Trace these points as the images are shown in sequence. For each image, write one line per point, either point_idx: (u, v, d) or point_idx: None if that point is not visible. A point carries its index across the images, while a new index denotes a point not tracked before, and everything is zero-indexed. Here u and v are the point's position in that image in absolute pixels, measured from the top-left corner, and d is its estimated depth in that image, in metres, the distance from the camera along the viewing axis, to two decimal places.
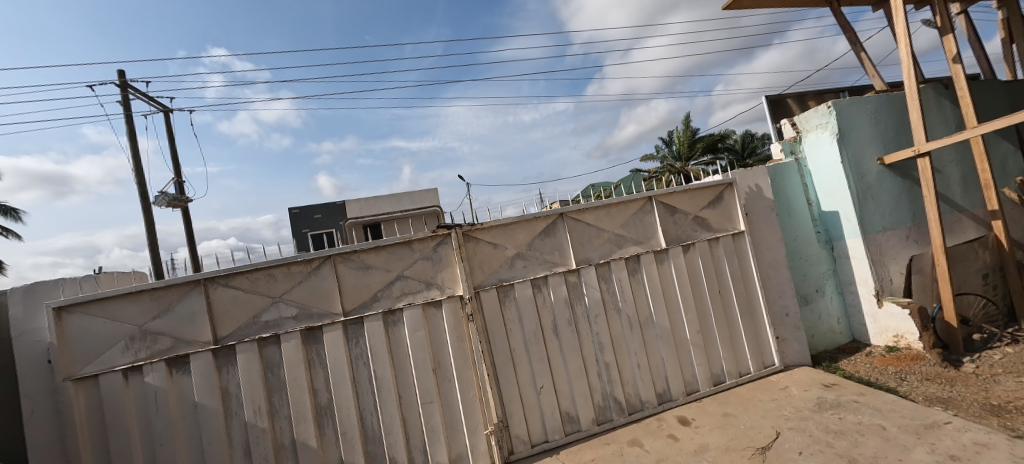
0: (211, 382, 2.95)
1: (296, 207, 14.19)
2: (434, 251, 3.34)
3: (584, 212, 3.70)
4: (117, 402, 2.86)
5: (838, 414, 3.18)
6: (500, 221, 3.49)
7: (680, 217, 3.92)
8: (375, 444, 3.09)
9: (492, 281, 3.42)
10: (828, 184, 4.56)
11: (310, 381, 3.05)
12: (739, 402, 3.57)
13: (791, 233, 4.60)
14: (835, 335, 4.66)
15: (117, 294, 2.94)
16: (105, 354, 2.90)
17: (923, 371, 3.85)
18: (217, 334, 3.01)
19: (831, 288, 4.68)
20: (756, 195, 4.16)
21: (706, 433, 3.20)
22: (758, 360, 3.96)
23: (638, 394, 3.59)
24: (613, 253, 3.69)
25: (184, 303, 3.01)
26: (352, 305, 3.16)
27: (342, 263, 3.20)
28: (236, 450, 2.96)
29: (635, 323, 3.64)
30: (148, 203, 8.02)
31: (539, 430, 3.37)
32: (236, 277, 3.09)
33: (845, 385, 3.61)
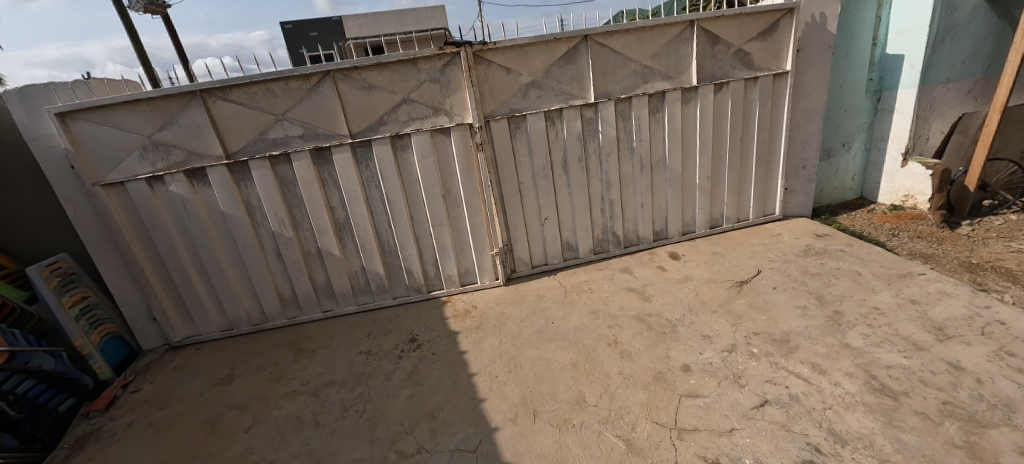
0: (232, 193, 3.09)
1: (287, 23, 12.74)
2: (441, 73, 3.06)
3: (611, 37, 3.23)
4: (150, 206, 3.06)
5: (821, 260, 3.40)
6: (516, 41, 3.08)
7: (720, 50, 3.44)
8: (392, 256, 3.43)
9: (504, 111, 3.23)
10: (906, 19, 3.85)
11: (326, 199, 3.20)
12: (730, 243, 3.79)
13: (840, 78, 4.11)
14: (845, 190, 4.64)
15: (114, 102, 2.84)
16: (124, 162, 2.97)
17: (918, 229, 3.95)
18: (227, 150, 3.02)
19: (860, 143, 4.44)
20: (817, 27, 3.55)
21: (692, 267, 3.49)
22: (760, 209, 4.04)
23: (636, 231, 3.79)
24: (636, 88, 3.37)
25: (186, 116, 2.92)
26: (359, 128, 3.06)
27: (344, 81, 2.97)
28: (268, 253, 3.31)
29: (647, 165, 3.58)
30: (122, 5, 7.17)
31: (540, 254, 3.68)
32: (232, 90, 2.91)
33: (837, 236, 3.76)
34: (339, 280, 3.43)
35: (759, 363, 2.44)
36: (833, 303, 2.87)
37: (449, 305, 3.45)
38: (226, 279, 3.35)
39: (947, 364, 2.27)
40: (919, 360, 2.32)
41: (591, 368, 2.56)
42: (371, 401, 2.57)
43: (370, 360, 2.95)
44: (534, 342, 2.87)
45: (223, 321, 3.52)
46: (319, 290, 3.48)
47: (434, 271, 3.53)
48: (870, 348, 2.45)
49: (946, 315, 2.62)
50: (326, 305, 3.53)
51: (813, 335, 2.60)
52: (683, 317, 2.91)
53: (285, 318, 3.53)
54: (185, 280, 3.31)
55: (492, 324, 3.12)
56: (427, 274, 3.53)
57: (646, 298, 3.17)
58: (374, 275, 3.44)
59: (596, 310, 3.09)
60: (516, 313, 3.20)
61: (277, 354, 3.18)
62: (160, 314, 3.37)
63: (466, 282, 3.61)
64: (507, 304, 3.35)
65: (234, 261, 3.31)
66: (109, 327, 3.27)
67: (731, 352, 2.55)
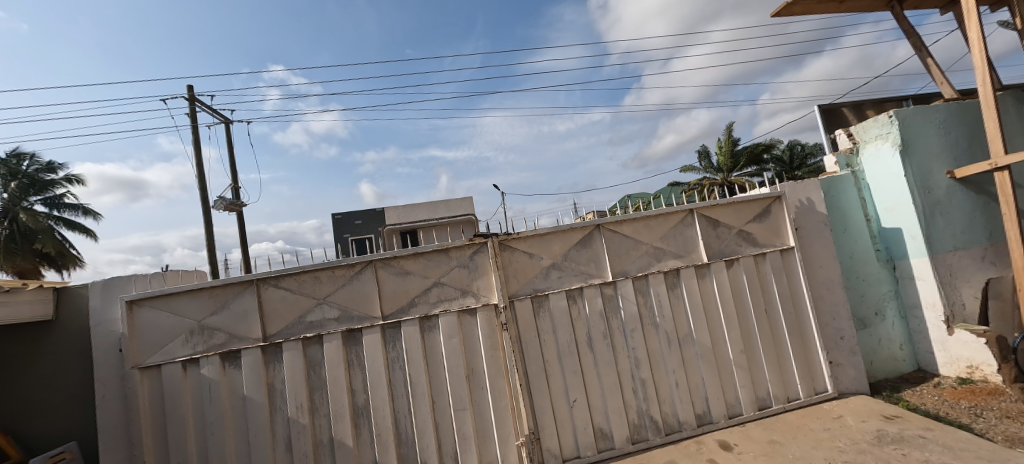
0: (259, 376, 3.11)
1: (338, 214, 14.88)
2: (470, 259, 3.39)
3: (621, 224, 3.63)
4: (176, 392, 3.07)
5: (901, 449, 2.92)
6: (536, 230, 3.49)
7: (723, 231, 3.77)
8: (409, 447, 3.14)
9: (527, 291, 3.42)
10: (889, 199, 4.25)
11: (349, 382, 3.16)
12: (786, 429, 3.35)
13: (846, 249, 4.31)
14: (897, 362, 4.29)
15: (180, 291, 3.18)
16: (167, 345, 3.14)
17: (1003, 407, 3.46)
18: (266, 332, 3.18)
19: (893, 311, 4.33)
20: (808, 209, 3.93)
21: (749, 460, 3.02)
22: (809, 386, 3.70)
23: (675, 413, 3.46)
24: (651, 266, 3.59)
25: (237, 301, 3.21)
26: (390, 309, 3.25)
27: (383, 268, 3.31)
28: (278, 443, 3.10)
29: (674, 340, 3.51)
30: (207, 206, 8.67)
31: (571, 444, 3.30)
32: (284, 278, 3.26)
33: (909, 418, 3.30)
34: None
35: None
36: None
37: None
38: None
39: None
40: None
41: None
42: None
43: None
44: None
45: None
46: None
47: None
48: None
49: None
50: None
51: None
52: None
53: None
54: None
55: None
56: None
57: None
58: None
59: None
60: None
61: None
62: None
63: None
64: None
65: (241, 454, 3.08)
66: None
67: None
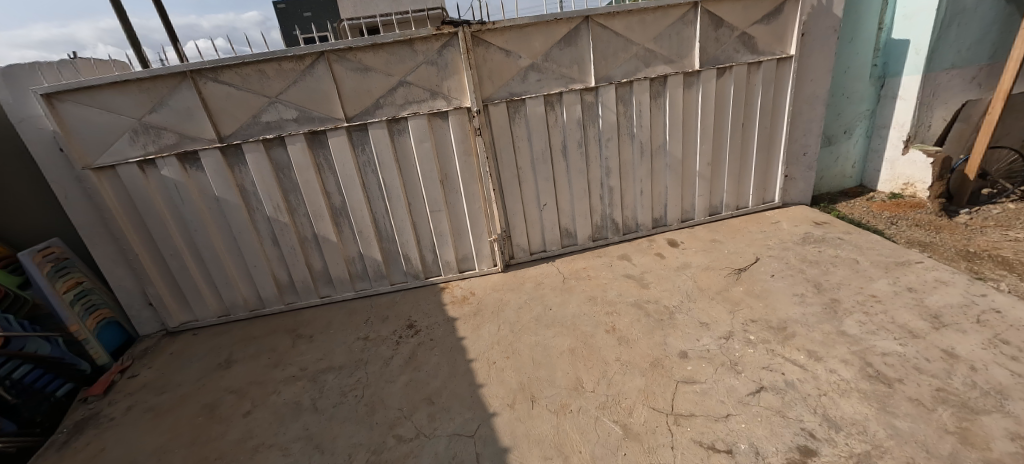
0: (226, 178, 3.04)
1: (279, 4, 12.40)
2: (439, 55, 2.99)
3: (613, 19, 3.15)
4: (142, 192, 3.01)
5: (819, 248, 3.40)
6: (515, 22, 3.00)
7: (724, 33, 3.37)
8: (389, 242, 3.41)
9: (503, 95, 3.16)
10: (913, 3, 3.77)
11: (321, 184, 3.15)
12: (729, 231, 3.78)
13: (843, 62, 4.05)
14: (845, 178, 4.62)
15: (102, 83, 2.76)
16: (113, 145, 2.91)
17: (917, 217, 3.94)
18: (220, 133, 2.95)
19: (862, 130, 4.41)
20: (823, 10, 3.47)
21: (690, 254, 3.48)
22: (759, 196, 4.02)
23: (635, 218, 3.77)
24: (638, 72, 3.30)
25: (177, 98, 2.85)
26: (354, 111, 3.00)
27: (338, 62, 2.89)
28: (264, 238, 3.28)
29: (647, 151, 3.54)
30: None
31: (538, 241, 3.67)
32: (224, 71, 2.84)
33: (836, 224, 3.75)
34: (335, 267, 3.41)
35: (756, 350, 2.45)
36: (830, 291, 2.88)
37: (447, 292, 3.45)
38: (222, 265, 3.32)
39: (942, 351, 2.28)
40: (914, 347, 2.34)
41: (589, 355, 2.56)
42: (369, 386, 2.58)
43: (368, 345, 2.96)
44: (532, 328, 2.87)
45: (220, 306, 3.50)
46: (316, 276, 3.46)
47: (432, 258, 3.51)
48: (866, 335, 2.46)
49: (942, 303, 2.64)
50: (323, 291, 3.52)
51: (810, 322, 2.62)
52: (680, 304, 2.92)
53: (282, 304, 3.51)
54: (180, 266, 3.28)
55: (490, 311, 3.12)
56: (424, 260, 3.51)
57: (644, 284, 3.17)
58: (372, 261, 3.43)
59: (594, 297, 3.10)
60: (514, 300, 3.21)
61: (274, 340, 3.17)
62: (156, 299, 3.35)
63: (464, 268, 3.60)
64: (505, 290, 3.35)
65: (230, 247, 3.28)
66: (104, 312, 3.27)
67: (728, 339, 2.56)
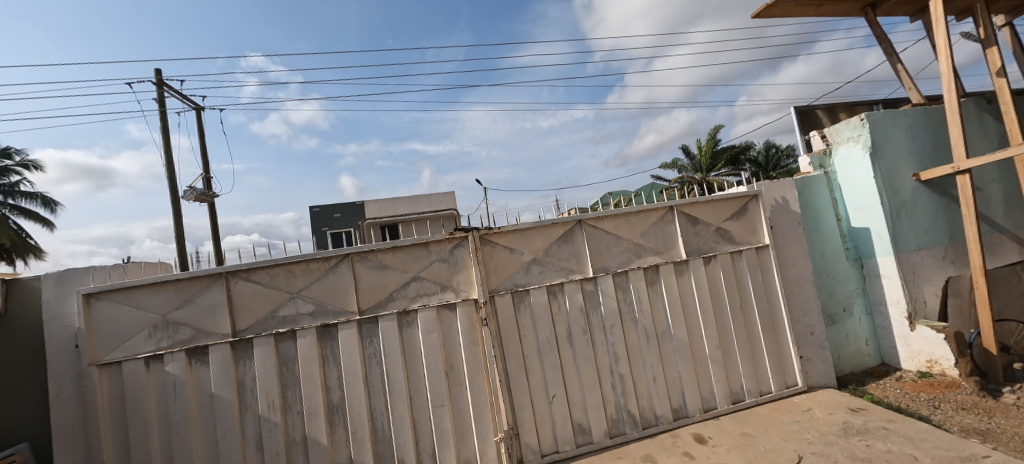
0: (228, 374, 2.99)
1: (315, 208, 14.51)
2: (450, 253, 3.34)
3: (603, 220, 3.64)
4: (138, 390, 2.92)
5: (865, 440, 3.03)
6: (517, 225, 3.47)
7: (702, 228, 3.83)
8: (385, 444, 3.08)
9: (508, 286, 3.39)
10: (859, 200, 4.39)
11: (323, 378, 3.07)
12: (758, 422, 3.44)
13: (817, 248, 4.45)
14: (863, 357, 4.46)
15: (142, 283, 3.02)
16: (129, 341, 2.98)
17: (959, 400, 3.63)
18: (236, 328, 3.06)
19: (860, 308, 4.49)
20: (782, 208, 4.03)
21: (723, 453, 3.09)
22: (780, 380, 3.81)
23: (652, 408, 3.50)
24: (631, 262, 3.62)
25: (205, 295, 3.07)
26: (367, 304, 3.17)
27: (360, 262, 3.22)
28: (248, 442, 2.99)
29: (652, 335, 3.55)
30: (176, 196, 8.31)
31: (550, 439, 3.31)
32: (256, 271, 3.14)
33: (874, 410, 3.44)
34: None
35: None
36: None
37: None
38: None
39: None
40: None
41: None
42: None
43: None
44: None
45: None
46: None
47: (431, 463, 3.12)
48: None
49: None
50: None
51: None
52: None
53: None
54: None
55: None
56: None
57: None
58: None
59: None
60: None
61: None
62: None
63: None
64: None
65: (208, 454, 2.97)
66: None
67: None
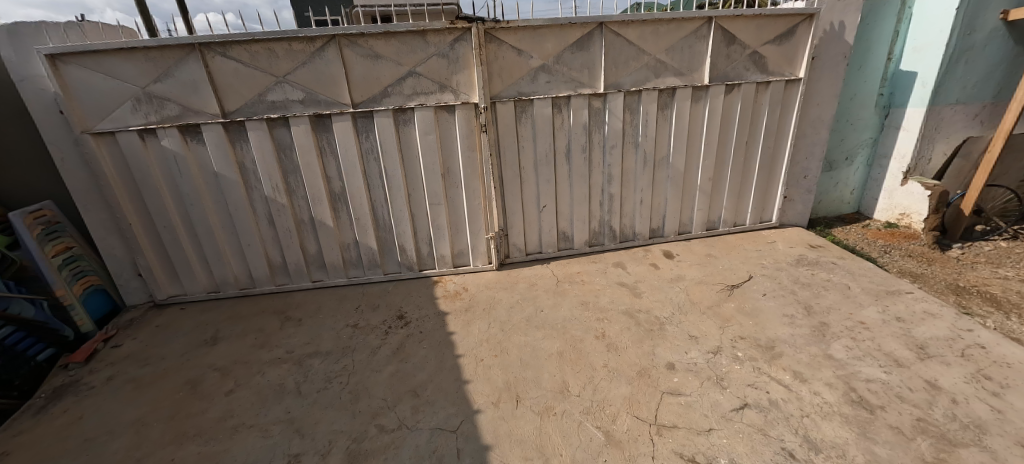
0: (227, 154, 3.02)
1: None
2: (450, 49, 2.98)
3: (627, 27, 3.15)
4: (141, 161, 2.98)
5: (812, 270, 3.42)
6: (529, 22, 3.00)
7: (735, 50, 3.38)
8: (386, 232, 3.39)
9: (511, 94, 3.16)
10: (923, 36, 3.81)
11: (322, 168, 3.14)
12: (724, 247, 3.80)
13: (850, 89, 4.09)
14: (842, 203, 4.66)
15: (108, 48, 2.72)
16: (115, 112, 2.87)
17: (910, 248, 3.98)
18: (224, 108, 2.93)
19: (862, 157, 4.44)
20: (834, 35, 3.50)
21: (685, 267, 3.50)
22: (757, 215, 4.05)
23: (633, 226, 3.78)
24: (647, 81, 3.31)
25: (183, 69, 2.82)
26: (361, 97, 2.98)
27: (349, 48, 2.88)
28: (260, 218, 3.26)
29: (650, 161, 3.55)
30: None
31: (535, 242, 3.67)
32: (233, 46, 2.81)
33: (830, 248, 3.78)
34: (330, 252, 3.39)
35: (742, 366, 2.47)
36: (820, 314, 2.90)
37: (439, 285, 3.44)
38: (215, 241, 3.29)
39: (925, 382, 2.30)
40: (898, 375, 2.36)
41: (576, 359, 2.57)
42: (354, 374, 2.56)
43: (357, 333, 2.95)
44: (522, 329, 2.87)
45: (210, 283, 3.48)
46: (310, 260, 3.45)
47: (428, 250, 3.51)
48: (852, 360, 2.48)
49: (929, 335, 2.66)
50: (315, 275, 3.50)
51: (798, 343, 2.63)
52: (671, 315, 2.94)
53: (274, 285, 3.49)
54: (172, 238, 3.25)
55: (481, 308, 3.11)
56: (420, 252, 3.50)
57: (637, 294, 3.18)
58: (367, 249, 3.41)
59: (586, 302, 3.10)
60: (506, 298, 3.20)
61: (262, 321, 3.15)
62: (146, 270, 3.32)
63: (458, 263, 3.59)
64: (498, 288, 3.35)
65: (225, 224, 3.26)
66: (93, 280, 3.24)
67: (716, 354, 2.57)
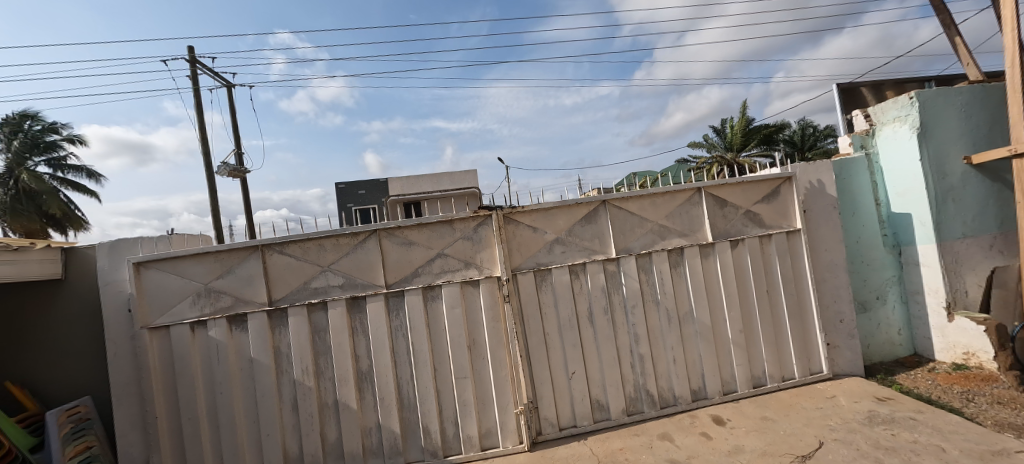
0: (265, 340, 3.18)
1: (341, 184, 14.85)
2: (474, 231, 3.39)
3: (627, 201, 3.60)
4: (185, 352, 3.15)
5: (890, 430, 2.98)
6: (541, 204, 3.47)
7: (730, 211, 3.73)
8: (410, 412, 3.24)
9: (530, 264, 3.43)
10: (901, 184, 4.17)
11: (352, 347, 3.22)
12: (779, 406, 3.43)
13: (853, 234, 4.28)
14: (894, 346, 4.33)
15: (186, 254, 3.21)
16: (175, 307, 3.19)
17: (995, 394, 3.51)
18: (271, 297, 3.22)
19: (894, 296, 4.33)
20: (817, 191, 3.88)
21: (741, 435, 3.10)
22: (804, 366, 3.76)
23: (671, 388, 3.53)
24: (655, 244, 3.58)
25: (243, 266, 3.23)
26: (394, 279, 3.27)
27: (387, 238, 3.31)
28: (285, 403, 3.20)
29: (674, 317, 3.54)
30: (211, 171, 8.65)
31: (568, 414, 3.40)
32: (289, 244, 3.28)
33: (901, 400, 3.36)
34: (350, 439, 3.19)
35: None
36: None
37: None
38: (235, 433, 3.17)
39: None
40: None
41: None
42: None
43: None
44: None
45: None
46: (328, 450, 3.22)
47: (453, 431, 3.26)
48: None
49: None
50: None
51: None
52: None
53: None
54: (193, 432, 3.15)
55: None
56: (445, 434, 3.25)
57: None
58: (389, 433, 3.20)
59: None
60: None
61: None
62: None
63: (486, 445, 3.28)
64: None
65: (249, 412, 3.19)
66: None
67: None
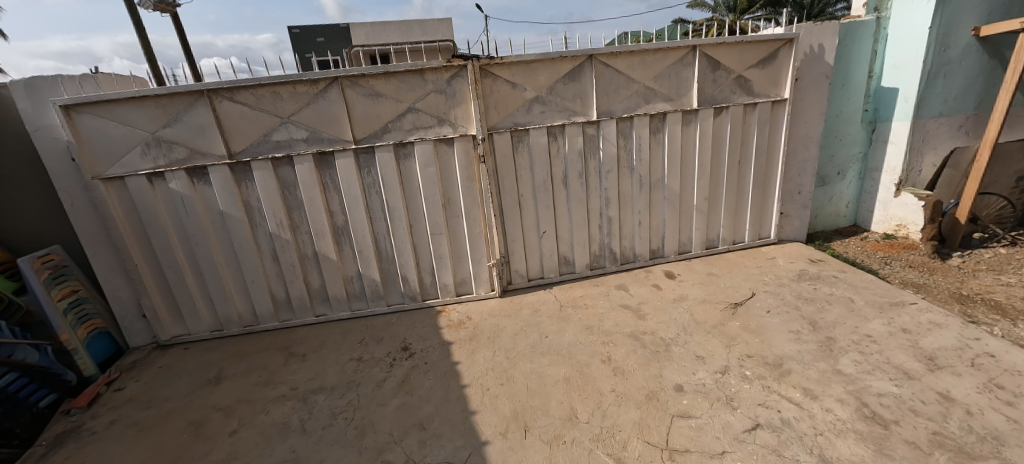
0: (232, 193, 3.09)
1: (295, 27, 12.95)
2: (447, 85, 3.11)
3: (616, 58, 3.30)
4: (148, 203, 3.05)
5: (814, 285, 3.43)
6: (522, 57, 3.14)
7: (721, 75, 3.52)
8: (389, 263, 3.43)
9: (507, 125, 3.27)
10: (901, 54, 3.96)
11: (325, 203, 3.20)
12: (725, 265, 3.82)
13: (836, 107, 4.22)
14: (839, 217, 4.71)
15: (120, 97, 2.85)
16: (125, 157, 2.97)
17: (910, 258, 4.00)
18: (230, 150, 3.02)
19: (854, 171, 4.53)
20: (814, 57, 3.65)
21: (687, 287, 3.50)
22: (755, 232, 4.09)
23: (633, 248, 3.82)
24: (638, 107, 3.43)
25: (191, 114, 2.94)
26: (362, 134, 3.08)
27: (350, 88, 3.00)
28: (264, 254, 3.30)
29: (646, 183, 3.62)
30: (132, 2, 7.24)
31: (537, 267, 3.69)
32: (239, 91, 2.94)
33: (831, 262, 3.80)
34: (333, 285, 3.42)
35: (751, 386, 2.44)
36: (826, 329, 2.89)
37: (443, 315, 3.44)
38: (220, 280, 3.32)
39: (938, 394, 2.27)
40: (910, 389, 2.33)
41: (584, 384, 2.55)
42: (360, 409, 2.54)
43: (361, 367, 2.93)
44: (528, 356, 2.86)
45: (214, 321, 3.48)
46: (314, 295, 3.46)
47: (430, 280, 3.52)
48: (862, 375, 2.46)
49: (937, 346, 2.64)
50: (319, 309, 3.51)
51: (806, 360, 2.62)
52: (677, 336, 2.92)
53: (277, 321, 3.49)
54: (177, 278, 3.28)
55: (486, 336, 3.10)
56: (423, 282, 3.52)
57: (641, 316, 3.18)
58: (370, 281, 3.44)
59: (591, 326, 3.09)
60: (510, 326, 3.20)
61: (266, 357, 3.14)
62: (150, 312, 3.34)
63: (461, 292, 3.60)
64: (502, 316, 3.34)
65: (230, 262, 3.30)
66: (97, 322, 3.24)
67: (723, 374, 2.55)
